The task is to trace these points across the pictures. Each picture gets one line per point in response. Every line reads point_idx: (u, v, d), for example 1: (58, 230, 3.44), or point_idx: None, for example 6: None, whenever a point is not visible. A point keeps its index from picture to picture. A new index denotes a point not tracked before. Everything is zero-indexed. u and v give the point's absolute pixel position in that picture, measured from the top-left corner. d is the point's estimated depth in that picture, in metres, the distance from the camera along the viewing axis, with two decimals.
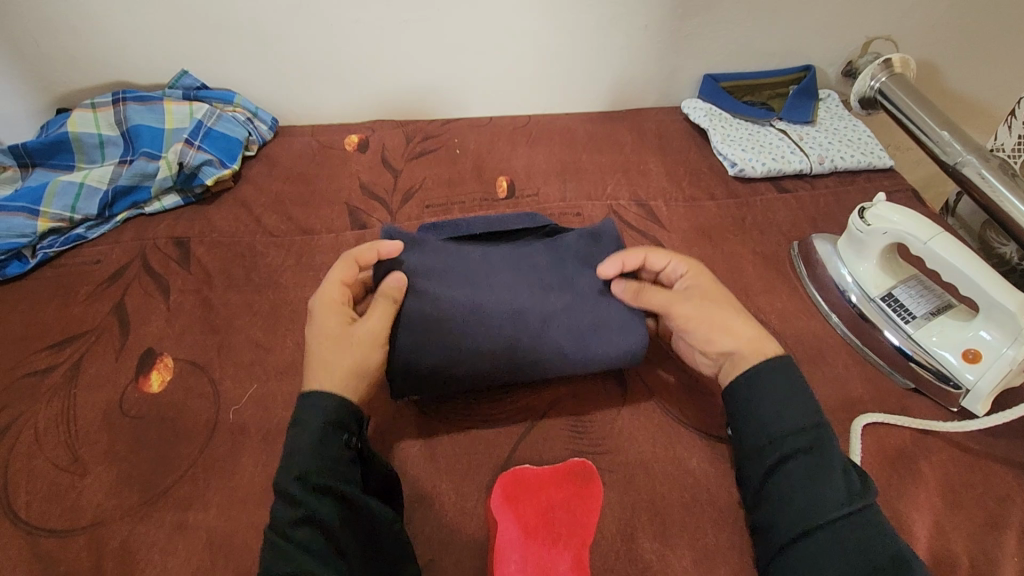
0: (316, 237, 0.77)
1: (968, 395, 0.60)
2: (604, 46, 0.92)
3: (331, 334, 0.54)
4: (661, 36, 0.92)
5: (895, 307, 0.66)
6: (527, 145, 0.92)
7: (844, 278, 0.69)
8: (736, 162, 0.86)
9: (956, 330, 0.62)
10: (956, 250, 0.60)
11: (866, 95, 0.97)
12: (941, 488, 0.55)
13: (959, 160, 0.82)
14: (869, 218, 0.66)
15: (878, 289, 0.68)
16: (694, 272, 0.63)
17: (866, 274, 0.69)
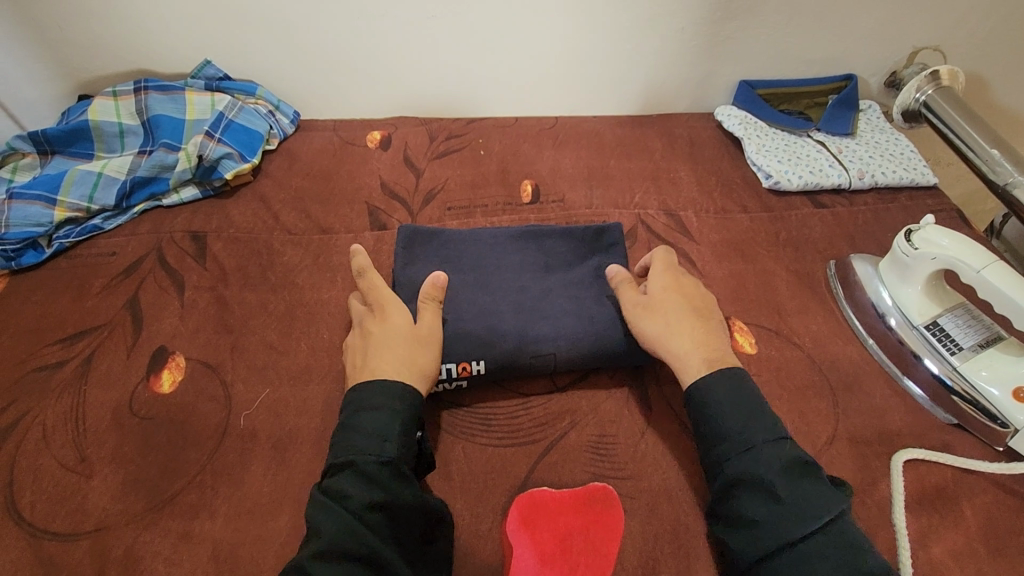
0: (334, 236, 0.76)
1: (1017, 435, 0.56)
2: (637, 47, 0.89)
3: (401, 336, 0.55)
4: (697, 39, 0.88)
5: (940, 336, 0.62)
6: (554, 148, 0.90)
7: (885, 302, 0.66)
8: (771, 174, 0.83)
9: (1006, 366, 0.58)
10: (1012, 279, 0.56)
11: (910, 107, 0.92)
12: (986, 532, 0.52)
13: (1009, 181, 0.77)
14: (916, 241, 0.63)
15: (923, 317, 0.64)
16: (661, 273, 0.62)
17: (910, 300, 0.65)
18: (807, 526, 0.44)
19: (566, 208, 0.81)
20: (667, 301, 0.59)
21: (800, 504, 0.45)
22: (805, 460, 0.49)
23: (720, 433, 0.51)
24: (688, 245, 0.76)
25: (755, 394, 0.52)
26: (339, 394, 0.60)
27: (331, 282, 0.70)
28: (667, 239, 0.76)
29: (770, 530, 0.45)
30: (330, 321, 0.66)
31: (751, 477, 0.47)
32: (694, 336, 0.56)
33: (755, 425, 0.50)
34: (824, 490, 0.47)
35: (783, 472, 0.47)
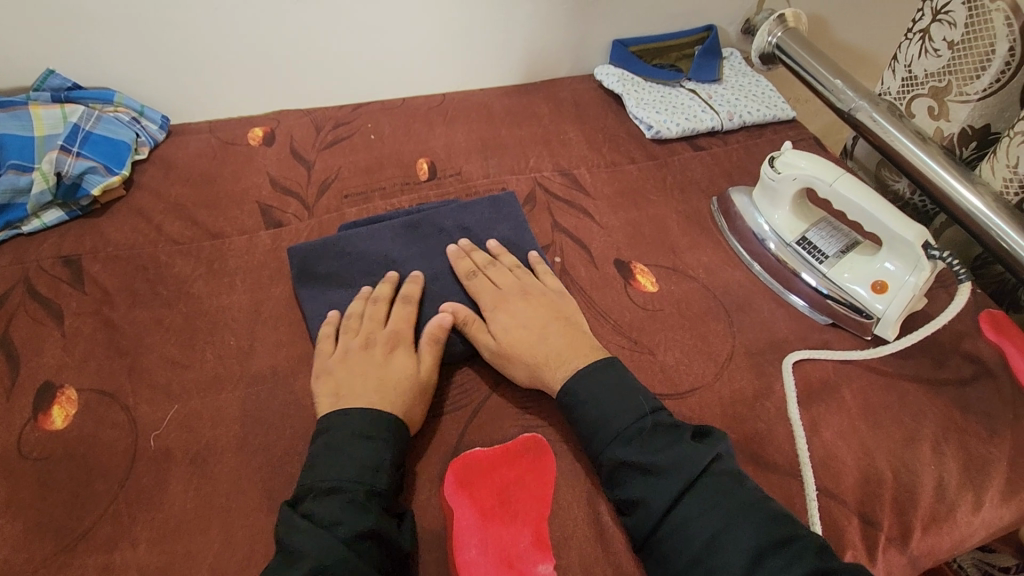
0: (227, 240, 0.72)
1: (879, 322, 0.64)
2: (509, 14, 0.90)
3: (404, 380, 0.56)
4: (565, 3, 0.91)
5: (809, 249, 0.69)
6: (444, 124, 0.90)
7: (762, 227, 0.72)
8: (652, 125, 0.88)
9: (865, 265, 0.66)
10: (859, 189, 0.63)
11: (765, 51, 1.00)
12: (863, 412, 0.59)
13: (853, 106, 0.86)
14: (778, 166, 0.69)
15: (793, 234, 0.70)
16: (490, 293, 0.63)
17: (781, 222, 0.71)
18: (678, 482, 0.48)
19: (465, 180, 0.81)
20: (524, 325, 0.60)
21: (666, 467, 0.49)
22: (671, 424, 0.52)
23: (602, 440, 0.52)
24: (584, 201, 0.79)
25: (624, 377, 0.55)
26: (255, 397, 0.58)
27: (231, 286, 0.67)
28: (565, 198, 0.79)
29: (654, 501, 0.48)
30: (235, 326, 0.63)
31: (624, 459, 0.50)
32: (551, 356, 0.58)
33: (620, 406, 0.53)
34: (685, 445, 0.50)
35: (644, 446, 0.50)
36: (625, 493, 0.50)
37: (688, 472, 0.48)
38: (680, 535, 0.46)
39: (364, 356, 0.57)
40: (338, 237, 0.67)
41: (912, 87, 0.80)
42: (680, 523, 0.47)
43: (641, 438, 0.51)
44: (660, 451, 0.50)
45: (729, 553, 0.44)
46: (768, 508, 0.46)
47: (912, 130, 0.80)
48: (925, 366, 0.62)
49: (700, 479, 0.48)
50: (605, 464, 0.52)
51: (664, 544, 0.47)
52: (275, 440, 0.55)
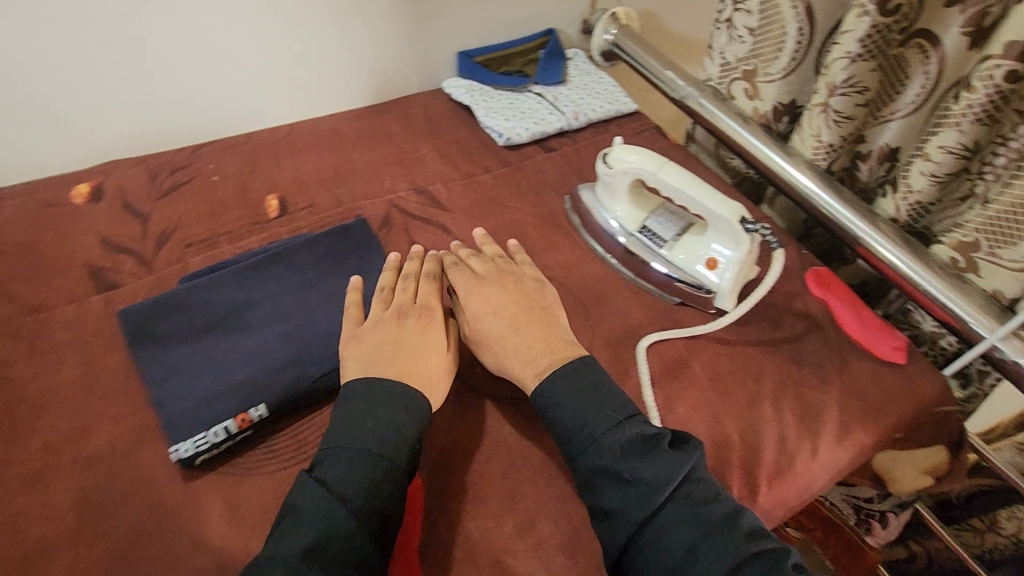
0: (51, 312, 0.66)
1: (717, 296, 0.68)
2: (345, 34, 0.88)
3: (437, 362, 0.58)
4: (401, 20, 0.91)
5: (651, 236, 0.73)
6: (292, 156, 0.87)
7: (608, 221, 0.75)
8: (502, 132, 0.89)
9: (698, 245, 0.70)
10: (681, 176, 0.67)
11: (604, 48, 1.05)
12: (712, 382, 0.62)
13: (683, 94, 0.92)
14: (611, 162, 0.72)
15: (636, 224, 0.74)
16: (465, 285, 0.63)
17: (624, 214, 0.75)
18: (656, 496, 0.49)
19: (317, 212, 0.79)
20: (498, 316, 0.61)
21: (646, 479, 0.50)
22: (647, 434, 0.53)
23: (577, 447, 0.53)
24: (442, 217, 0.79)
25: (595, 380, 0.57)
26: (92, 482, 0.53)
27: (58, 363, 0.61)
28: (422, 216, 0.79)
29: (632, 513, 0.49)
30: (65, 407, 0.58)
31: (602, 467, 0.52)
32: (518, 350, 0.59)
33: (597, 411, 0.54)
34: (667, 453, 0.52)
35: (622, 455, 0.52)
36: (602, 501, 0.51)
37: (663, 485, 0.50)
38: (656, 548, 0.48)
39: (397, 328, 0.58)
40: (173, 292, 0.63)
41: (729, 72, 0.86)
42: (656, 535, 0.49)
43: (621, 449, 0.52)
44: (643, 461, 0.51)
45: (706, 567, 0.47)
46: (743, 522, 0.49)
47: (734, 111, 0.86)
48: (764, 329, 0.67)
49: (676, 493, 0.50)
50: (581, 471, 0.53)
51: (643, 557, 0.48)
52: (120, 523, 0.51)
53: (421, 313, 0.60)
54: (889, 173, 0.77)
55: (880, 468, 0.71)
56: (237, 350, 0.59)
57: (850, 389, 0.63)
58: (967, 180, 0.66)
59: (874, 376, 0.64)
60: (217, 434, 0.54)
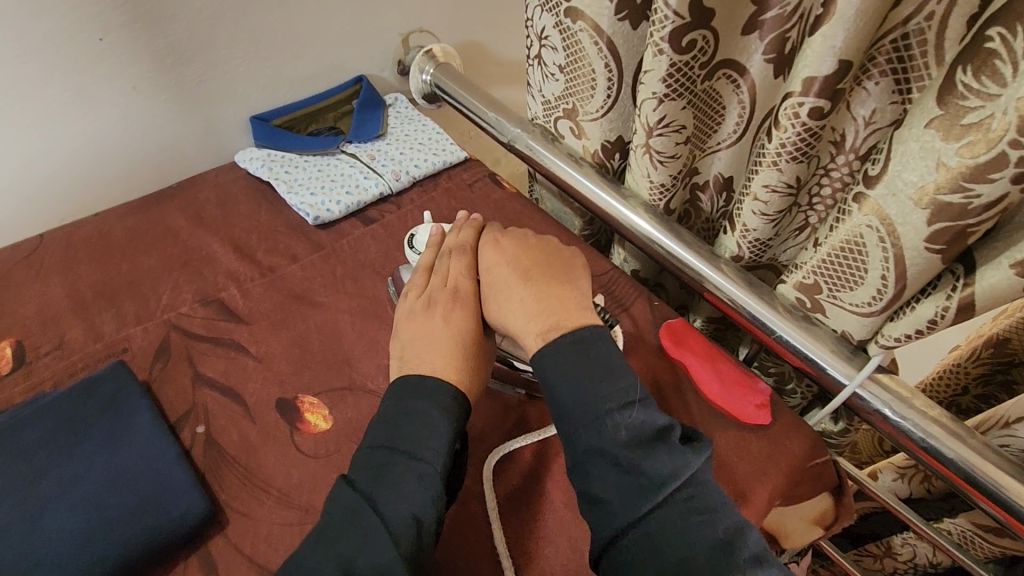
0: None
1: None
2: (92, 122, 0.74)
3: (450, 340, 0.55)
4: (164, 95, 0.76)
5: None
6: (38, 280, 0.69)
7: None
8: (309, 210, 0.76)
9: None
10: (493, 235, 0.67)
11: (425, 90, 0.94)
12: (566, 495, 0.54)
13: (511, 137, 0.83)
14: (418, 245, 0.67)
15: None
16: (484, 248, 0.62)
17: None
18: (654, 497, 0.44)
19: (66, 355, 0.62)
20: (499, 284, 0.58)
21: (651, 474, 0.44)
22: (661, 423, 0.47)
23: (573, 425, 0.48)
24: (235, 332, 0.65)
25: (608, 351, 0.51)
26: None
27: None
28: (209, 336, 0.64)
29: (624, 511, 0.44)
30: None
31: (598, 448, 0.46)
32: (526, 306, 0.55)
33: (599, 390, 0.48)
34: (685, 448, 0.46)
35: (634, 441, 0.46)
36: (595, 487, 0.46)
37: (665, 484, 0.44)
38: (647, 551, 0.43)
39: (427, 314, 0.58)
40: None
41: (551, 110, 0.78)
42: (650, 539, 0.43)
43: (634, 435, 0.46)
44: (650, 451, 0.45)
45: None
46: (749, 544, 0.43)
47: (565, 152, 0.78)
48: None
49: (679, 494, 0.44)
50: (577, 448, 0.48)
51: (628, 560, 0.43)
52: None
53: (448, 297, 0.59)
54: (728, 203, 0.72)
55: (771, 526, 0.62)
56: None
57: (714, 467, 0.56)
58: (799, 212, 0.61)
59: (738, 446, 0.58)
60: None
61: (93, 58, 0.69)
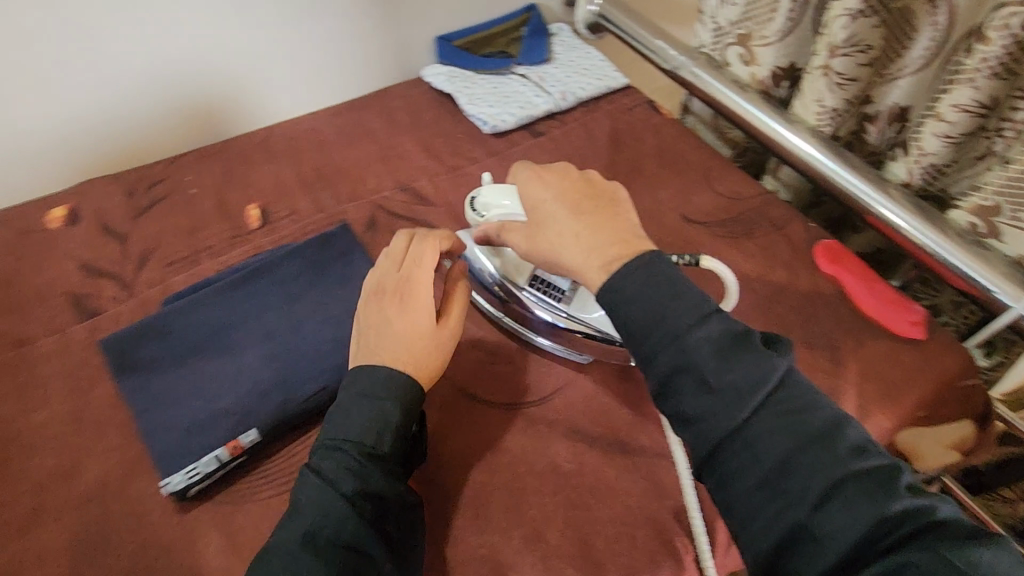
0: (34, 345, 0.64)
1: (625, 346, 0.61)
2: (186, 66, 0.79)
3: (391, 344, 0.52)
4: (218, 47, 0.79)
5: (545, 289, 0.62)
6: (271, 161, 0.83)
7: (491, 276, 0.64)
8: (487, 120, 0.85)
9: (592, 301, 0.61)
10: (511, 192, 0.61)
11: (589, 20, 0.98)
12: None
13: (676, 64, 0.87)
14: (480, 207, 0.62)
15: (524, 277, 0.63)
16: (534, 190, 0.58)
17: (507, 267, 0.63)
18: (747, 404, 0.43)
19: (299, 219, 0.76)
20: (559, 226, 0.55)
21: (734, 383, 0.44)
22: (737, 330, 0.46)
23: (653, 348, 0.46)
24: (428, 214, 0.76)
25: (673, 272, 0.48)
26: (86, 519, 0.53)
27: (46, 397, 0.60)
28: (407, 216, 0.76)
29: (720, 423, 0.43)
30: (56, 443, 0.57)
31: (682, 365, 0.45)
32: (583, 244, 0.53)
33: (675, 306, 0.46)
34: (763, 352, 0.45)
35: (716, 354, 0.44)
36: (684, 406, 0.45)
37: (755, 390, 0.43)
38: (746, 454, 0.42)
39: (376, 311, 0.54)
40: (149, 322, 0.60)
41: (723, 38, 0.82)
42: (746, 444, 0.42)
43: (715, 348, 0.45)
44: (730, 367, 0.44)
45: (806, 480, 0.40)
46: (846, 434, 0.42)
47: (730, 79, 0.81)
48: (771, 315, 0.64)
49: (768, 397, 0.43)
50: (659, 372, 0.46)
51: (730, 468, 0.43)
52: (113, 563, 0.50)
53: (396, 293, 0.54)
54: (899, 133, 0.72)
55: (908, 448, 0.61)
56: (218, 377, 0.57)
57: (867, 370, 0.60)
58: (984, 138, 0.61)
59: (890, 355, 0.61)
60: (207, 463, 0.53)
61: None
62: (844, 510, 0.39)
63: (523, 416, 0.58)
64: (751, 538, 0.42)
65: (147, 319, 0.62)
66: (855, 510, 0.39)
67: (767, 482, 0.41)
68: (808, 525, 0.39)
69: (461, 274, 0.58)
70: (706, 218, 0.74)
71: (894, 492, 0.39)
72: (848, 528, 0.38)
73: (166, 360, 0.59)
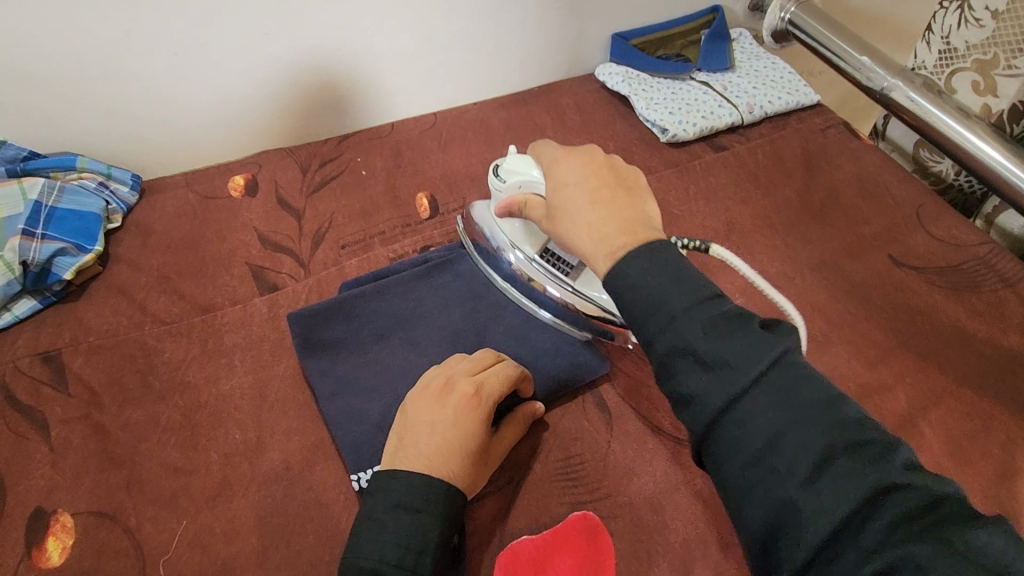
0: (218, 312, 0.65)
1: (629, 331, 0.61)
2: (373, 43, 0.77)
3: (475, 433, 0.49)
4: (317, 55, 0.75)
5: (553, 261, 0.62)
6: (440, 150, 0.82)
7: (501, 243, 0.64)
8: (666, 127, 0.80)
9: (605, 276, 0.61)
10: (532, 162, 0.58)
11: (777, 28, 0.91)
12: (945, 447, 0.53)
13: (885, 86, 0.77)
14: (503, 173, 0.60)
15: (534, 247, 0.62)
16: (558, 168, 0.51)
17: (519, 234, 0.62)
18: (743, 381, 0.35)
19: None
20: (570, 205, 0.48)
21: (732, 360, 0.36)
22: (737, 312, 0.38)
23: (646, 331, 0.39)
24: None
25: (673, 254, 0.41)
26: (271, 499, 0.52)
27: (229, 368, 0.60)
28: None
29: (711, 403, 0.36)
30: (241, 416, 0.57)
31: (680, 346, 0.37)
32: (593, 225, 0.46)
33: (673, 288, 0.39)
34: (766, 333, 0.37)
35: (712, 330, 0.37)
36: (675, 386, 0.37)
37: (752, 369, 0.36)
38: (736, 437, 0.35)
39: (446, 399, 0.50)
40: (340, 304, 0.61)
41: (952, 60, 0.74)
42: (737, 421, 0.35)
43: (711, 325, 0.37)
44: (725, 344, 0.37)
45: (791, 459, 0.33)
46: (846, 413, 0.35)
47: (954, 108, 0.72)
48: (1003, 388, 0.57)
49: (767, 373, 0.36)
50: (652, 355, 0.39)
51: (718, 449, 0.36)
52: (299, 550, 0.50)
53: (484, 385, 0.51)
54: None
55: None
56: (406, 373, 0.58)
57: None
58: None
59: None
60: None
61: (164, 28, 0.66)
62: (839, 493, 0.32)
63: None
64: (747, 527, 0.35)
65: (334, 300, 0.62)
66: (852, 485, 0.32)
67: (760, 465, 0.34)
68: (802, 505, 0.33)
69: (459, 377, 0.52)
70: (919, 262, 0.66)
71: (892, 470, 0.32)
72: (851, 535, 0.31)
73: (353, 346, 0.60)
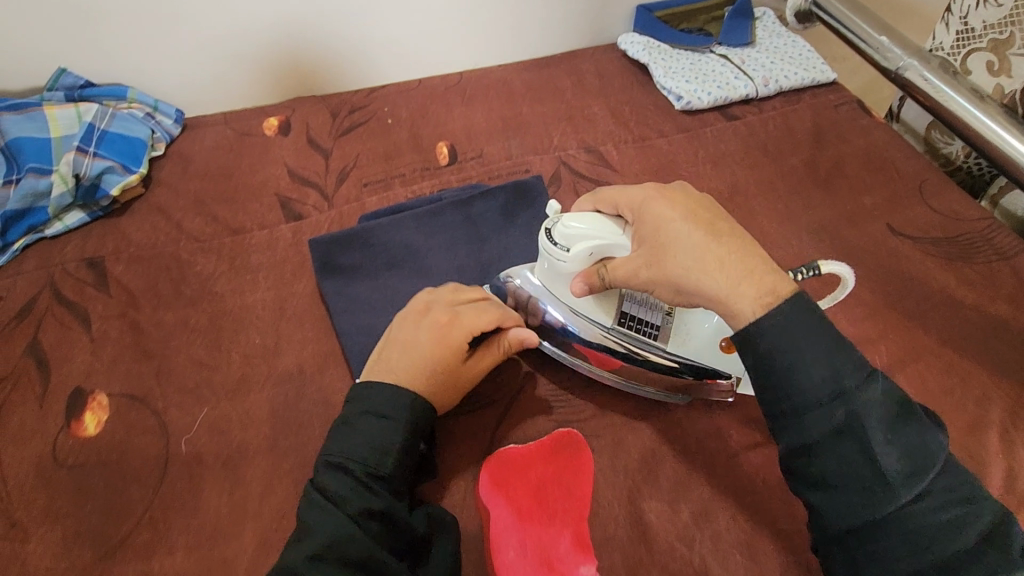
0: (247, 235, 0.70)
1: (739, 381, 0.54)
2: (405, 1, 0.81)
3: (442, 355, 0.52)
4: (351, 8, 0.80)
5: (638, 327, 0.54)
6: (462, 105, 0.86)
7: (565, 314, 0.56)
8: (681, 95, 0.82)
9: (700, 331, 0.53)
10: (589, 219, 0.51)
11: (801, 9, 0.92)
12: (919, 398, 0.56)
13: (901, 65, 0.79)
14: (560, 241, 0.52)
15: (611, 317, 0.54)
16: (649, 204, 0.48)
17: (589, 307, 0.54)
18: (893, 465, 0.39)
19: (486, 163, 0.78)
20: (682, 244, 0.44)
21: (884, 460, 0.39)
22: (897, 399, 0.41)
23: (800, 405, 0.41)
24: (613, 178, 0.75)
25: (827, 321, 0.42)
26: (283, 396, 0.57)
27: (254, 283, 0.66)
28: (590, 176, 0.76)
29: (859, 486, 0.39)
30: (261, 325, 0.62)
31: (838, 433, 0.40)
32: (720, 266, 0.43)
33: (834, 361, 0.41)
34: (922, 427, 0.41)
35: (874, 422, 0.40)
36: (823, 468, 0.40)
37: (910, 471, 0.39)
38: (873, 513, 0.39)
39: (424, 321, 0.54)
40: (358, 232, 0.65)
41: (969, 40, 0.76)
42: (871, 495, 0.39)
43: (867, 420, 0.40)
44: (885, 446, 0.39)
45: (915, 529, 0.38)
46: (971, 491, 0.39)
47: (968, 88, 0.73)
48: (984, 350, 0.59)
49: (922, 469, 0.39)
50: (801, 430, 0.41)
51: (849, 521, 0.40)
52: (307, 440, 0.54)
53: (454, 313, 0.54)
54: None
55: None
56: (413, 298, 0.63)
57: None
58: None
59: None
60: None
61: None
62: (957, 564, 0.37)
63: (698, 395, 0.58)
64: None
65: (353, 227, 0.67)
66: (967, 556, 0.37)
67: (881, 533, 0.39)
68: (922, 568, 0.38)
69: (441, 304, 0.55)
70: (916, 232, 0.68)
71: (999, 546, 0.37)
72: (915, 545, 0.38)
73: (367, 270, 0.64)
